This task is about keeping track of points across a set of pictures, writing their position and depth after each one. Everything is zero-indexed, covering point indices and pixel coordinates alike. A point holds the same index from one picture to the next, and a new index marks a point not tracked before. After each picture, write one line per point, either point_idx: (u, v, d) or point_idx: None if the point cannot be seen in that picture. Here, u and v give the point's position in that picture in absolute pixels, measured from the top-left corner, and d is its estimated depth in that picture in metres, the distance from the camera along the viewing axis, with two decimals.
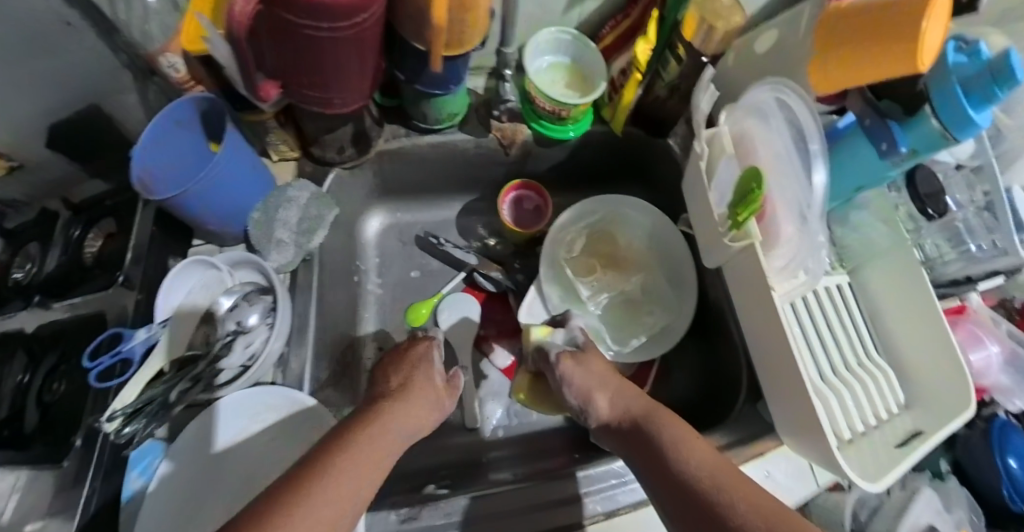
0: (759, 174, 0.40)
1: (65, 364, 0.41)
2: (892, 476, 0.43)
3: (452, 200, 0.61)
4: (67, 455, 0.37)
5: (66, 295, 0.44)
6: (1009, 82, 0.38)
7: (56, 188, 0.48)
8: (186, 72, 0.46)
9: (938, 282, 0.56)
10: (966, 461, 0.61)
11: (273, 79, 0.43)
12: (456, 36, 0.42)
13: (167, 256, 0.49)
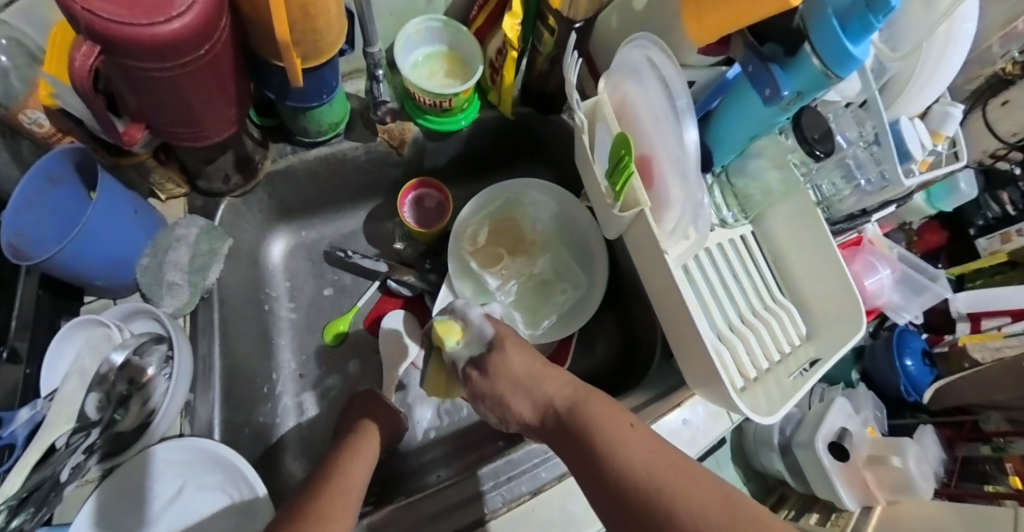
0: (627, 140, 0.41)
1: None
2: (789, 407, 0.46)
3: (356, 208, 0.62)
4: None
5: None
6: (885, 10, 0.36)
7: None
8: (50, 125, 0.44)
9: (834, 219, 0.58)
10: (872, 369, 0.74)
11: (137, 122, 0.40)
12: (316, 46, 0.40)
13: (59, 317, 0.49)
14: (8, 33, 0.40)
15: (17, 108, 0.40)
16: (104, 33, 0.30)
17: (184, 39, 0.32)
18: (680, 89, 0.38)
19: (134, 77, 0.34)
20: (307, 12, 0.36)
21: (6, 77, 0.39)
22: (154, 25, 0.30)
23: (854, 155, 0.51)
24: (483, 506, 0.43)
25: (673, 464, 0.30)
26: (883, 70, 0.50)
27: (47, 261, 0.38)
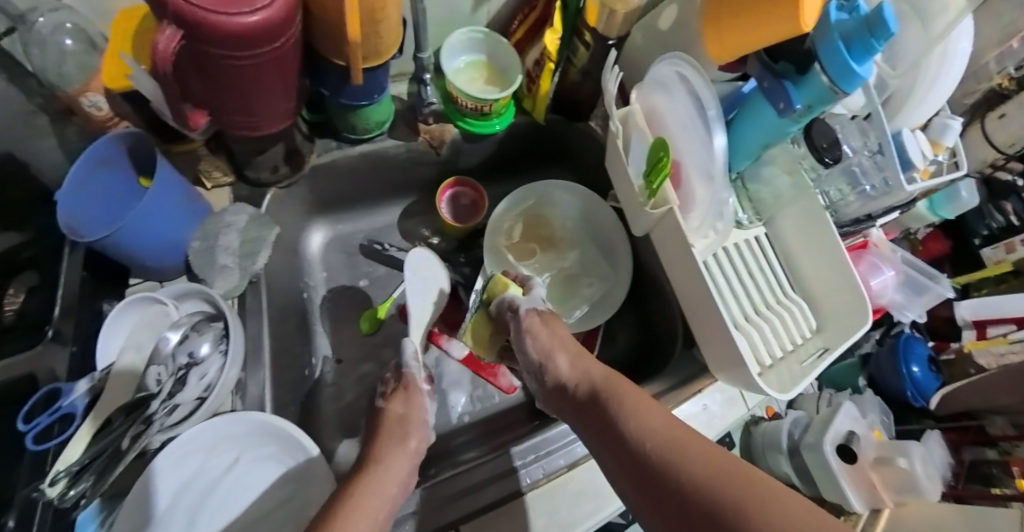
0: (666, 143, 0.44)
1: None
2: (801, 388, 0.50)
3: (391, 204, 0.66)
4: None
5: None
6: (885, 34, 0.40)
7: None
8: (109, 109, 0.47)
9: (841, 222, 0.60)
10: (877, 373, 0.77)
11: (200, 108, 0.43)
12: (373, 49, 0.44)
13: (101, 301, 0.50)
14: (73, 20, 0.43)
15: (77, 92, 0.44)
16: (194, 20, 0.33)
17: (263, 30, 0.35)
18: (709, 99, 0.42)
19: (210, 64, 0.37)
20: (370, 15, 0.40)
21: (62, 63, 0.42)
22: (241, 15, 0.34)
23: (858, 163, 0.55)
24: (517, 481, 0.46)
25: (681, 434, 0.34)
26: (884, 86, 0.55)
27: (110, 236, 0.42)
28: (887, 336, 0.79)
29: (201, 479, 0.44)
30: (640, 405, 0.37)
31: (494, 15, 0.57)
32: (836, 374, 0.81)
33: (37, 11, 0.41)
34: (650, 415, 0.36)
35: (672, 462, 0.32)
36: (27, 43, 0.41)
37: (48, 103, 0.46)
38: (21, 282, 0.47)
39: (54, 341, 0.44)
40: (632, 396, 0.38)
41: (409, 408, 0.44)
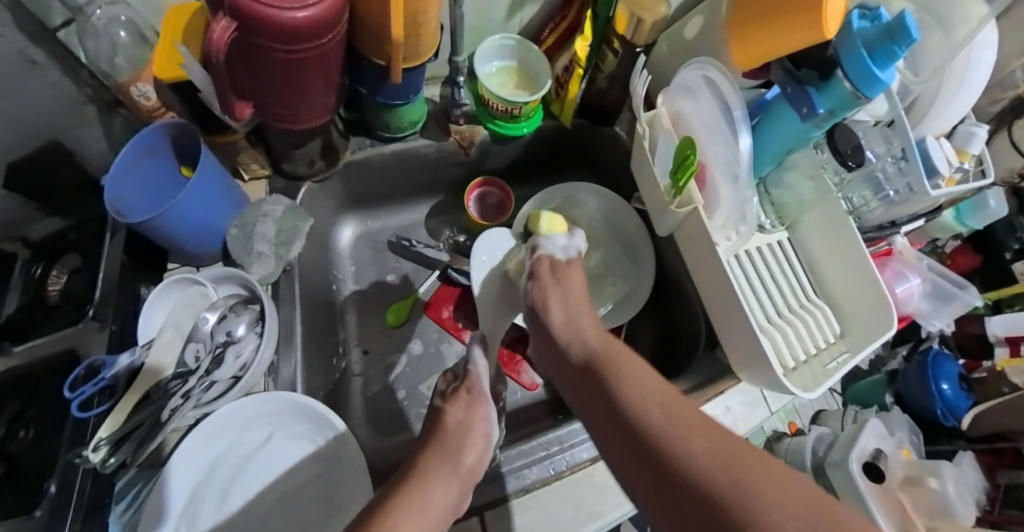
0: (693, 141, 0.45)
1: (31, 410, 0.46)
2: (827, 386, 0.50)
3: (419, 203, 0.69)
4: (39, 505, 0.40)
5: (26, 338, 0.48)
6: (907, 41, 0.41)
7: (16, 228, 0.54)
8: (156, 100, 0.51)
9: (864, 228, 0.61)
10: (904, 390, 0.73)
11: (246, 99, 0.46)
12: (412, 50, 0.47)
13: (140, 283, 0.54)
14: (127, 14, 0.49)
15: (128, 81, 0.49)
16: (250, 13, 0.36)
17: (311, 27, 0.38)
18: (736, 101, 0.44)
19: (260, 57, 0.40)
20: (413, 21, 0.43)
21: (114, 54, 0.48)
22: (291, 10, 0.36)
23: (882, 169, 0.56)
24: (503, 487, 0.48)
25: (684, 411, 0.33)
26: (906, 93, 0.57)
27: (154, 219, 0.45)
28: (915, 353, 0.77)
29: (236, 452, 0.48)
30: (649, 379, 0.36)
31: (525, 24, 0.59)
32: (863, 391, 0.75)
33: (95, 4, 0.46)
34: (654, 389, 0.35)
35: (670, 436, 0.31)
36: (84, 33, 0.46)
37: (98, 94, 0.51)
38: (66, 264, 0.54)
39: (93, 321, 0.48)
40: (638, 367, 0.37)
41: (470, 414, 0.43)
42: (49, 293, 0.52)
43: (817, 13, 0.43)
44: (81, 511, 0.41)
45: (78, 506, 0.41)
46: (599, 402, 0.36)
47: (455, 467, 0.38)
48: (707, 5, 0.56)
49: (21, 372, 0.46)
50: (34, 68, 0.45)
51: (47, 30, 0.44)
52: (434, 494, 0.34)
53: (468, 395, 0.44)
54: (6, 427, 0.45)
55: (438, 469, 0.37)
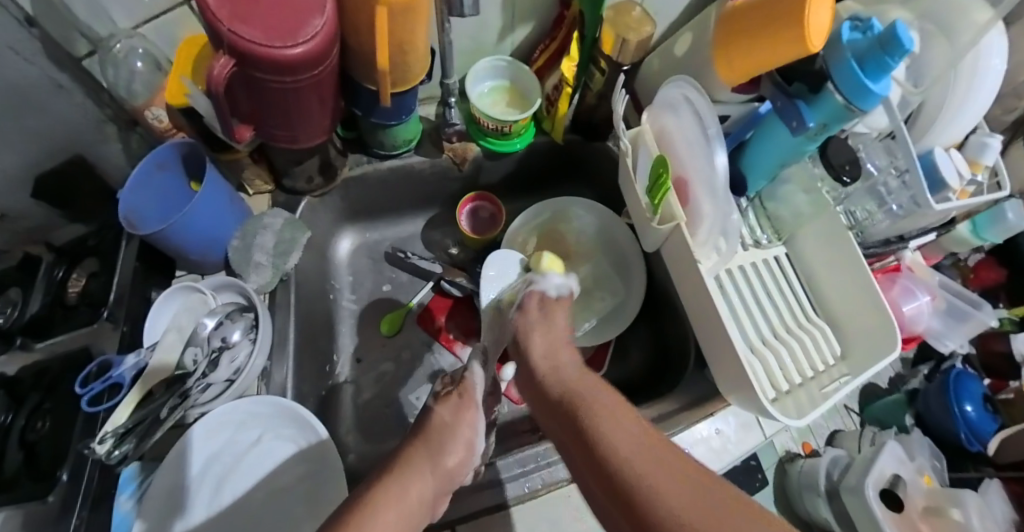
0: (666, 161, 0.45)
1: (47, 403, 0.49)
2: (820, 411, 0.47)
3: (416, 216, 0.70)
4: (52, 490, 0.45)
5: (45, 335, 0.52)
6: (898, 52, 0.40)
7: (37, 233, 0.60)
8: (168, 121, 0.56)
9: (868, 243, 0.59)
10: (926, 412, 0.64)
11: (247, 123, 0.48)
12: (402, 75, 0.48)
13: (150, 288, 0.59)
14: (144, 46, 0.51)
15: (143, 106, 0.53)
16: (245, 51, 0.38)
17: (303, 61, 0.40)
18: (710, 120, 0.43)
19: (256, 86, 0.42)
20: (401, 48, 0.44)
21: (132, 81, 0.51)
22: (284, 48, 0.39)
23: (884, 182, 0.54)
24: (503, 493, 0.50)
25: (658, 462, 0.30)
26: (905, 104, 0.54)
27: (162, 231, 0.48)
28: (937, 373, 0.67)
29: (230, 451, 0.51)
30: (624, 428, 0.33)
31: (518, 45, 0.61)
32: (880, 409, 0.65)
33: (115, 37, 0.49)
34: (631, 436, 0.32)
35: (643, 493, 0.29)
36: (104, 62, 0.50)
37: (116, 113, 0.57)
38: (85, 268, 0.58)
39: (107, 322, 0.53)
40: (609, 411, 0.35)
41: (457, 418, 0.43)
42: (68, 294, 0.56)
43: (800, 28, 0.44)
44: (88, 497, 0.47)
45: (86, 493, 0.47)
46: (581, 455, 0.34)
47: (435, 457, 0.39)
48: (695, 23, 0.57)
49: (41, 368, 0.51)
50: (61, 90, 0.50)
51: (71, 58, 0.49)
52: (415, 490, 0.35)
53: (460, 397, 0.45)
54: (27, 417, 0.48)
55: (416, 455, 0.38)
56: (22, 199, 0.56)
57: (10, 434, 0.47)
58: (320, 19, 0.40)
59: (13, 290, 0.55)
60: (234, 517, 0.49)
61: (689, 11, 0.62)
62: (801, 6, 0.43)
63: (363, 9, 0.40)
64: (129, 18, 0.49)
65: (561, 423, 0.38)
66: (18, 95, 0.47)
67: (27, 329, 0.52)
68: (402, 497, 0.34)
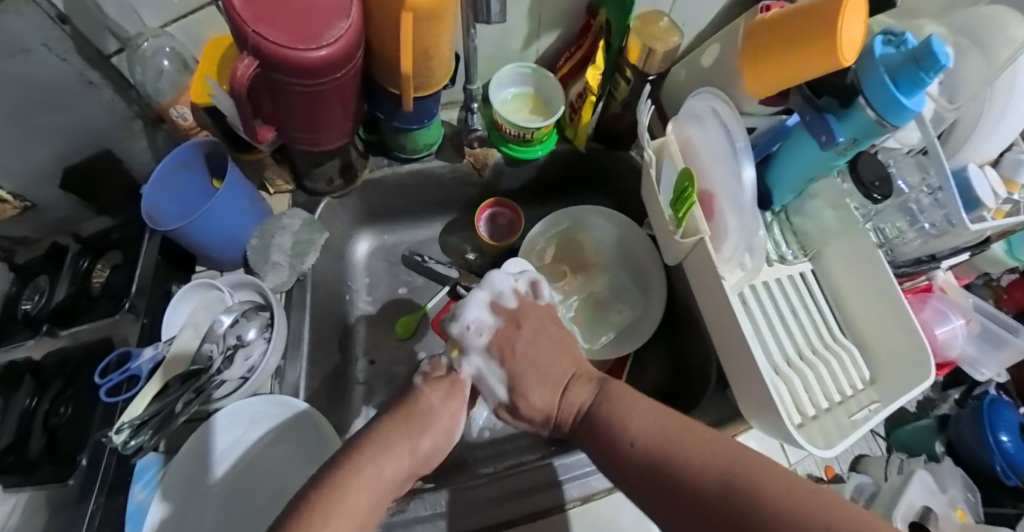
0: (690, 173, 0.44)
1: (71, 389, 0.53)
2: (850, 441, 0.45)
3: (434, 220, 0.70)
4: (72, 474, 0.49)
5: (70, 324, 0.54)
6: (934, 68, 0.38)
7: (66, 225, 0.61)
8: (192, 120, 0.58)
9: (897, 262, 0.57)
10: (957, 441, 0.59)
11: (268, 123, 0.49)
12: (424, 80, 0.48)
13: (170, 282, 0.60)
14: (171, 45, 0.53)
15: (169, 103, 0.55)
16: (269, 52, 0.38)
17: (326, 64, 0.40)
18: (739, 133, 0.43)
19: (279, 87, 0.42)
20: (423, 52, 0.44)
21: (159, 80, 0.54)
22: (307, 50, 0.39)
23: (915, 199, 0.53)
24: (561, 494, 0.50)
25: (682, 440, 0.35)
26: (941, 119, 0.53)
27: (184, 227, 0.49)
28: (969, 398, 0.64)
29: (239, 450, 0.52)
30: (644, 416, 0.37)
31: (543, 52, 0.60)
32: (905, 434, 0.62)
33: (143, 37, 0.51)
34: (653, 419, 0.37)
35: (677, 466, 0.33)
36: (133, 61, 0.51)
37: (144, 111, 0.57)
38: (109, 259, 0.61)
39: (129, 313, 0.55)
40: (628, 401, 0.39)
41: (445, 404, 0.42)
42: (93, 285, 0.59)
43: (833, 42, 0.43)
44: (104, 485, 0.50)
45: (103, 480, 0.50)
46: (604, 448, 0.38)
47: (418, 433, 0.39)
48: (725, 33, 0.56)
49: (65, 356, 0.54)
50: (90, 87, 0.50)
51: (101, 56, 0.49)
52: (384, 469, 0.35)
53: (451, 387, 0.43)
54: (52, 401, 0.52)
55: (394, 430, 0.38)
56: (53, 192, 0.57)
57: (36, 417, 0.50)
58: (345, 23, 0.40)
59: (42, 278, 0.58)
60: (244, 513, 0.50)
61: (717, 21, 0.61)
62: (835, 18, 0.43)
63: (387, 12, 0.40)
64: (157, 17, 0.52)
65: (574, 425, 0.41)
66: (43, 93, 0.47)
67: (52, 317, 0.54)
68: (374, 470, 0.35)
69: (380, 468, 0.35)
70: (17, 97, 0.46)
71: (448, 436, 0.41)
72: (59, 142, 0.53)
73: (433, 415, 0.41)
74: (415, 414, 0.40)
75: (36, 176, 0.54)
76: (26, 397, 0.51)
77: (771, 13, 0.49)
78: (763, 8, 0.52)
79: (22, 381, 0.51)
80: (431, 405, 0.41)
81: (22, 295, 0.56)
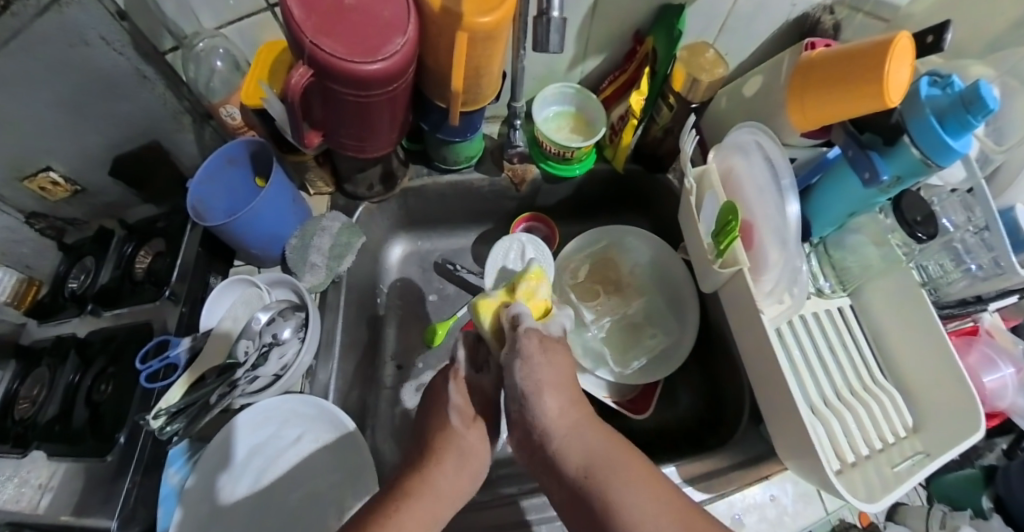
0: (734, 206, 0.44)
1: (112, 369, 0.54)
2: (894, 496, 0.43)
3: (469, 230, 0.71)
4: (111, 450, 0.48)
5: (114, 305, 0.57)
6: (982, 112, 0.38)
7: (114, 211, 0.63)
8: (241, 119, 0.57)
9: (942, 302, 0.56)
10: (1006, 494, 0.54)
11: (317, 129, 0.49)
12: (473, 96, 0.49)
13: (211, 274, 0.60)
14: (226, 46, 0.55)
15: (219, 103, 0.54)
16: (326, 63, 0.39)
17: (381, 77, 0.40)
18: (785, 170, 0.43)
19: (333, 97, 0.43)
20: (476, 71, 0.45)
21: (211, 78, 0.54)
22: (363, 64, 0.39)
23: (961, 239, 0.52)
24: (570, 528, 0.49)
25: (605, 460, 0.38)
26: (987, 161, 0.54)
27: (228, 224, 0.50)
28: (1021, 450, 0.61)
29: (271, 447, 0.54)
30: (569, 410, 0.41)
31: (588, 74, 0.61)
32: (948, 486, 0.60)
33: (200, 36, 0.53)
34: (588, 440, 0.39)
35: (609, 491, 0.37)
36: (187, 58, 0.53)
37: (194, 107, 0.59)
38: (152, 246, 0.61)
39: (169, 300, 0.56)
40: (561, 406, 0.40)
41: (482, 441, 0.44)
42: (136, 270, 0.59)
43: (880, 83, 0.43)
44: (142, 463, 0.49)
45: (140, 458, 0.49)
46: (541, 464, 0.40)
47: (460, 467, 0.42)
48: (769, 65, 0.55)
49: (109, 334, 0.56)
50: (145, 81, 0.53)
51: (158, 52, 0.52)
52: (440, 483, 0.41)
53: (485, 421, 0.44)
54: (94, 378, 0.54)
55: (447, 461, 0.42)
56: (103, 178, 0.59)
57: (78, 392, 0.54)
58: (402, 38, 0.40)
59: (89, 259, 0.61)
60: (270, 504, 0.52)
61: (764, 50, 0.61)
62: (881, 62, 0.43)
63: (445, 31, 0.41)
64: (215, 18, 0.53)
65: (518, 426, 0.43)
66: (102, 83, 0.51)
67: (100, 299, 0.57)
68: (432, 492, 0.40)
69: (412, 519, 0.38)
70: (76, 85, 0.49)
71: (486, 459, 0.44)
72: (111, 127, 0.56)
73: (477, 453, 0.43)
74: (443, 470, 0.41)
75: (88, 163, 0.57)
76: (69, 372, 0.55)
77: (820, 51, 0.48)
78: (808, 45, 0.51)
79: (69, 356, 0.55)
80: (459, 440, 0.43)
81: (70, 274, 0.61)
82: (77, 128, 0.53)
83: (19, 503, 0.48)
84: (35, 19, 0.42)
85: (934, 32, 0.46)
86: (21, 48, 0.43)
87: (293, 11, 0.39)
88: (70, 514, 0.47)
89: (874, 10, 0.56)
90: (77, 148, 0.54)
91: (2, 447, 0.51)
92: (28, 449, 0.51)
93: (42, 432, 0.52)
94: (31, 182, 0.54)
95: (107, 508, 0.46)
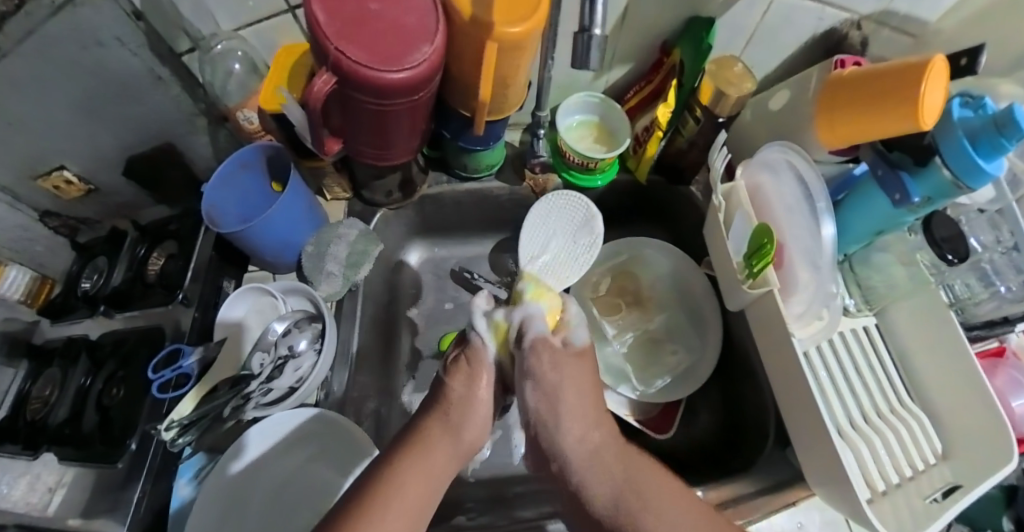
0: (769, 230, 0.43)
1: (123, 372, 0.54)
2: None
3: (485, 238, 0.71)
4: (121, 458, 0.48)
5: (125, 307, 0.57)
6: (1016, 136, 0.37)
7: (128, 210, 0.62)
8: (257, 124, 0.57)
9: (972, 323, 0.54)
10: None
11: (335, 136, 0.49)
12: (496, 106, 0.48)
13: (223, 277, 0.59)
14: (243, 48, 0.54)
15: (236, 107, 0.54)
16: (349, 71, 0.38)
17: (405, 87, 0.40)
18: (820, 192, 0.43)
19: (355, 105, 0.42)
20: (501, 81, 0.44)
21: (228, 82, 0.54)
22: (388, 73, 0.38)
23: (989, 259, 0.51)
24: None
25: (621, 455, 0.38)
26: (1017, 182, 0.53)
27: (245, 230, 0.50)
28: None
29: (290, 457, 0.54)
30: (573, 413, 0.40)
31: (609, 84, 0.60)
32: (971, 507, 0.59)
33: (217, 39, 0.52)
34: (579, 445, 0.38)
35: (615, 499, 0.36)
36: (205, 62, 0.52)
37: (210, 109, 0.58)
38: (165, 248, 0.60)
39: (181, 303, 0.55)
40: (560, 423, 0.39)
41: (472, 390, 0.41)
42: (148, 272, 0.58)
43: (913, 103, 0.42)
44: (152, 471, 0.48)
45: (151, 465, 0.48)
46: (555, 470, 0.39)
47: (457, 438, 0.39)
48: (796, 78, 0.54)
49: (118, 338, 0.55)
50: (161, 83, 0.52)
51: (174, 54, 0.51)
52: (431, 460, 0.37)
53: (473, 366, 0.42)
54: (106, 382, 0.54)
55: (437, 448, 0.38)
56: (116, 177, 0.59)
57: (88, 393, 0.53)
58: (429, 47, 0.39)
59: (102, 259, 0.60)
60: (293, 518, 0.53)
61: (789, 63, 0.60)
62: (916, 81, 0.42)
63: (472, 40, 0.40)
64: (233, 20, 0.52)
65: (531, 446, 0.41)
66: (119, 83, 0.50)
67: (111, 300, 0.57)
68: (426, 469, 0.37)
69: (414, 472, 0.36)
70: (93, 84, 0.49)
71: (486, 419, 0.41)
72: (126, 126, 0.55)
73: (468, 404, 0.40)
74: (433, 438, 0.39)
75: (104, 162, 0.56)
76: (81, 375, 0.54)
77: (849, 69, 0.48)
78: (837, 62, 0.50)
79: (80, 357, 0.54)
80: (450, 402, 0.40)
81: (82, 274, 0.59)
82: (92, 127, 0.52)
83: (28, 505, 0.47)
84: (49, 20, 0.41)
85: (967, 54, 0.45)
86: (37, 48, 0.42)
87: (317, 18, 0.38)
88: (78, 519, 0.46)
89: (900, 25, 0.55)
90: (92, 146, 0.54)
91: (14, 447, 0.51)
92: (38, 452, 0.50)
93: (53, 434, 0.51)
94: (45, 181, 0.53)
95: (115, 515, 0.46)
